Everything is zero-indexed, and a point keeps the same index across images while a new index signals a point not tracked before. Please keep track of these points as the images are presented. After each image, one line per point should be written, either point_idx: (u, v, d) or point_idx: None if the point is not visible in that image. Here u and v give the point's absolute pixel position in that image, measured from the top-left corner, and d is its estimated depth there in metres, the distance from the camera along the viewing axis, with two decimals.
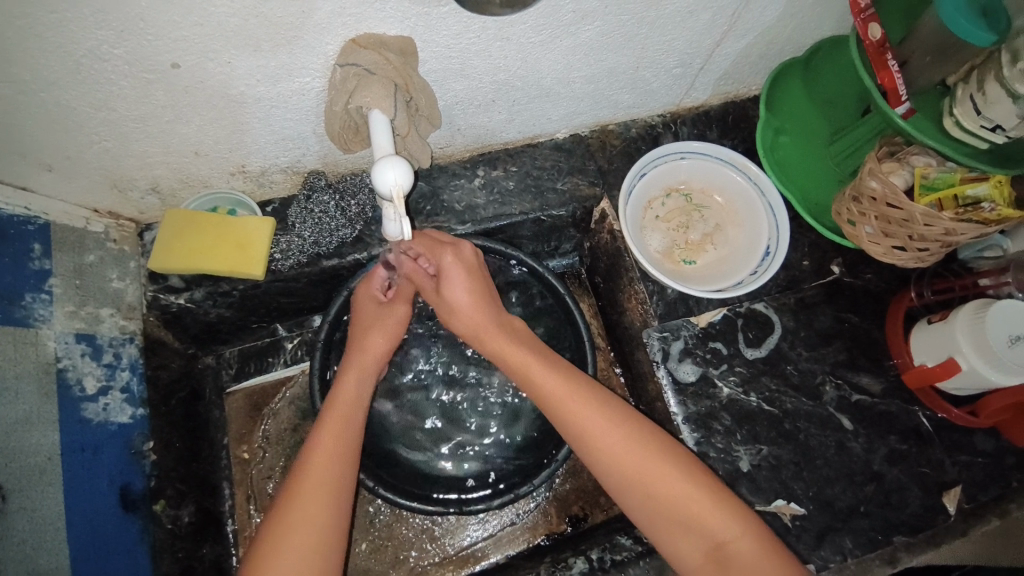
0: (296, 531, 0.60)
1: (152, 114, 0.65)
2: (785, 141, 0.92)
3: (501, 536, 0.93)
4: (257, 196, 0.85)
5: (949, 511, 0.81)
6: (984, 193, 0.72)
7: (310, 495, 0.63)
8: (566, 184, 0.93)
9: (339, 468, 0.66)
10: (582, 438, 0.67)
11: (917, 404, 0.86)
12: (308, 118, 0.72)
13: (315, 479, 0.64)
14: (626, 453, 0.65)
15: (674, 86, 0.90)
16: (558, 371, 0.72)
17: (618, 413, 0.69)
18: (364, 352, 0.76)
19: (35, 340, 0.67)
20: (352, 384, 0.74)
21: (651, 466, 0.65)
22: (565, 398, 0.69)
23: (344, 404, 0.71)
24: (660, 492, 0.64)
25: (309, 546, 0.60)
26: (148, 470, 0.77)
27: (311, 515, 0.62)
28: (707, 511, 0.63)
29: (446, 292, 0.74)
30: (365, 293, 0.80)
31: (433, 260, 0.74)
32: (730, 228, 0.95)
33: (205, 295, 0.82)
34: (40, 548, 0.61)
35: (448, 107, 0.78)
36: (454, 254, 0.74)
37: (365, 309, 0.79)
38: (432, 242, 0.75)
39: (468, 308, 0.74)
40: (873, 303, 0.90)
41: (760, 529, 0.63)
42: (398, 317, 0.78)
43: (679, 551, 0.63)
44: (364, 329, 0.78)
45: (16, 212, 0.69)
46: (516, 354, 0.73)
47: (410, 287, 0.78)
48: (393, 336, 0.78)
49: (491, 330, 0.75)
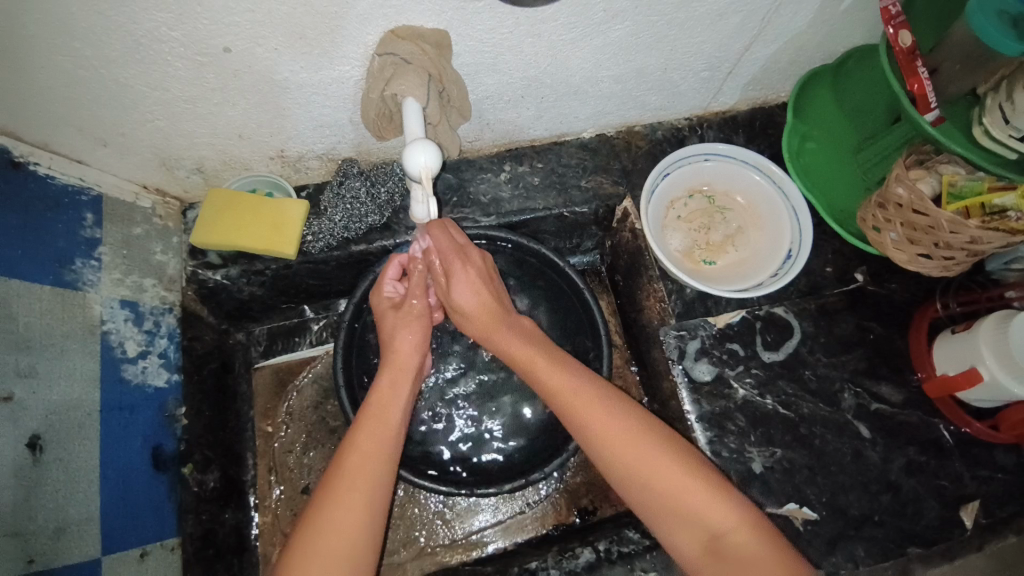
0: (324, 535, 0.62)
1: (203, 96, 0.69)
2: (811, 147, 0.93)
3: (510, 524, 0.95)
4: (293, 181, 0.89)
5: (966, 525, 0.80)
6: (1011, 202, 0.70)
7: (341, 499, 0.64)
8: (590, 182, 0.95)
9: (373, 471, 0.67)
10: (588, 427, 0.68)
11: (938, 416, 0.84)
12: (346, 106, 0.75)
13: (346, 484, 0.65)
14: (631, 445, 0.66)
15: (701, 89, 0.91)
16: (563, 367, 0.74)
17: (625, 405, 0.70)
18: (394, 354, 0.78)
19: (83, 302, 0.71)
20: (387, 385, 0.75)
21: (656, 455, 0.65)
22: (567, 392, 0.71)
23: (377, 411, 0.72)
24: (659, 482, 0.64)
25: (338, 547, 0.61)
26: (178, 434, 0.81)
27: (340, 520, 0.62)
28: (708, 503, 0.63)
29: (454, 294, 0.77)
30: (378, 303, 0.81)
31: (445, 263, 0.77)
32: (752, 232, 0.95)
33: (240, 272, 0.86)
34: (72, 498, 0.65)
35: (479, 100, 0.81)
36: (464, 263, 0.77)
37: (383, 315, 0.81)
38: (451, 240, 0.77)
39: (477, 310, 0.77)
40: (896, 313, 0.89)
41: (766, 532, 0.62)
42: (418, 310, 0.80)
43: (677, 540, 0.63)
44: (392, 330, 0.79)
45: (71, 182, 0.74)
46: (523, 352, 0.76)
47: (420, 285, 0.80)
48: (419, 333, 0.79)
49: (500, 329, 0.77)
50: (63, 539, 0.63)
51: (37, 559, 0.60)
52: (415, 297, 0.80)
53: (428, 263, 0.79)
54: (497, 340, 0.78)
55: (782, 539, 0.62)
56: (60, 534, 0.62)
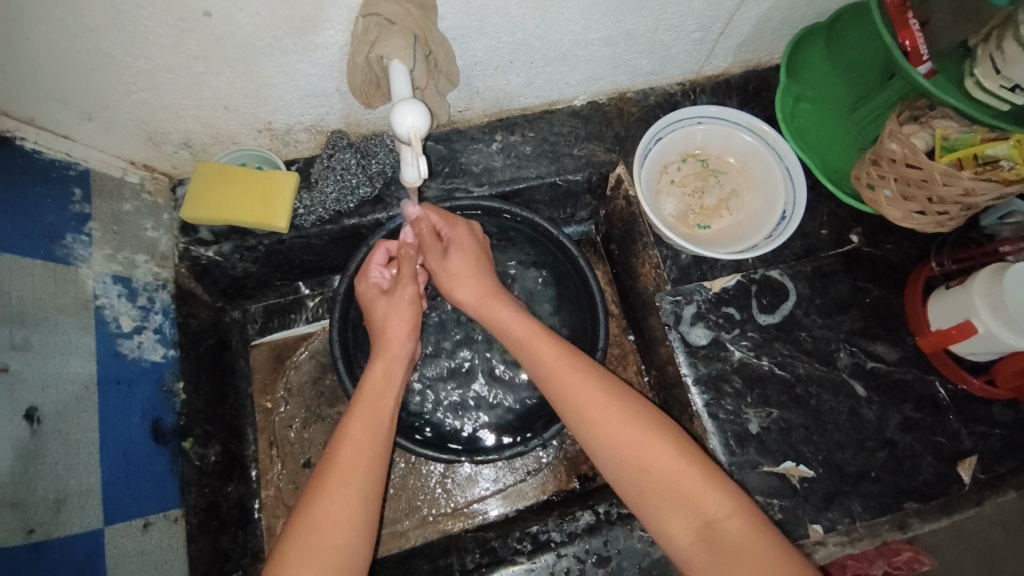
0: (320, 525, 0.61)
1: (186, 65, 0.68)
2: (806, 108, 0.91)
3: (511, 491, 0.96)
4: (282, 155, 0.89)
5: (964, 480, 0.81)
6: (1004, 152, 0.70)
7: (335, 489, 0.63)
8: (583, 150, 0.94)
9: (366, 461, 0.66)
10: (581, 407, 0.68)
11: (935, 373, 0.85)
12: (332, 74, 0.74)
13: (340, 474, 0.64)
14: (623, 430, 0.66)
15: (693, 51, 0.90)
16: (559, 345, 0.74)
17: (617, 387, 0.70)
18: (387, 343, 0.77)
19: (75, 277, 0.71)
20: (381, 372, 0.75)
21: (649, 439, 0.65)
22: (563, 370, 0.71)
23: (370, 399, 0.72)
24: (651, 466, 0.64)
25: (335, 540, 0.60)
26: (177, 408, 0.81)
27: (337, 513, 0.62)
28: (701, 489, 0.62)
29: (449, 260, 0.79)
30: (366, 289, 0.81)
31: (448, 228, 0.81)
32: (747, 194, 0.94)
33: (232, 248, 0.86)
34: (73, 469, 0.65)
35: (467, 67, 0.80)
36: (467, 227, 0.82)
37: (373, 303, 0.80)
38: (445, 215, 0.81)
39: (473, 276, 0.79)
40: (891, 273, 0.89)
41: (756, 518, 0.61)
42: (408, 298, 0.78)
43: (669, 529, 0.62)
44: (382, 320, 0.78)
45: (58, 158, 0.74)
46: (522, 328, 0.75)
47: (411, 267, 0.79)
48: (411, 321, 0.78)
49: (496, 304, 0.77)
50: (63, 509, 0.63)
51: (38, 529, 0.61)
52: (404, 285, 0.79)
53: (419, 238, 0.80)
54: (490, 316, 0.77)
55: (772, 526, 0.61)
56: (60, 505, 0.63)
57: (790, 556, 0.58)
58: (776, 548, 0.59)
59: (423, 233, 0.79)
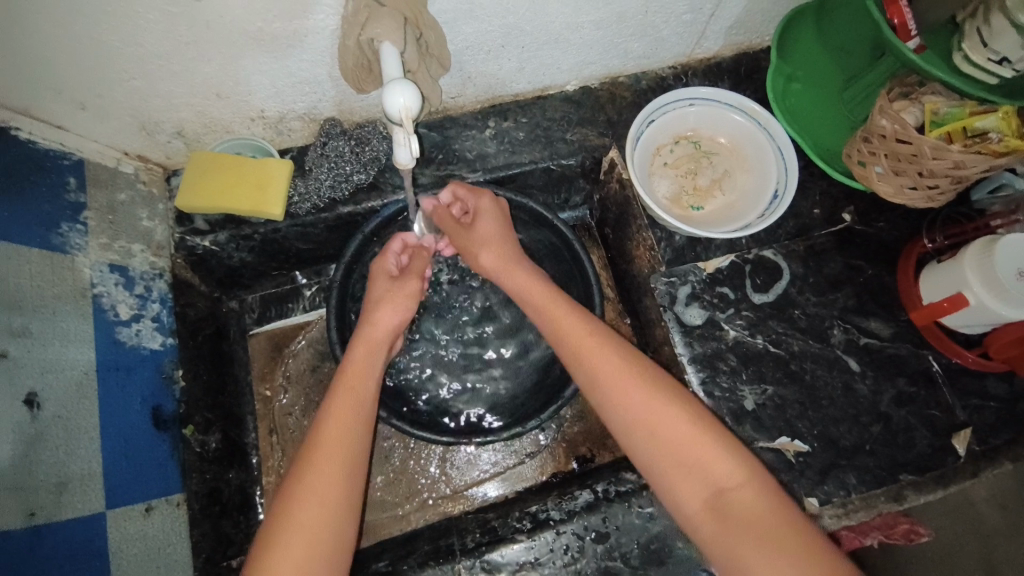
0: (307, 502, 0.61)
1: (177, 51, 0.68)
2: (797, 88, 0.92)
3: (509, 474, 0.96)
4: (276, 144, 0.89)
5: (959, 453, 0.81)
6: (992, 125, 0.71)
7: (322, 465, 0.64)
8: (575, 134, 0.95)
9: (350, 441, 0.66)
10: (595, 370, 0.70)
11: (928, 348, 0.85)
12: (324, 59, 0.74)
13: (325, 452, 0.64)
14: (638, 397, 0.67)
15: (684, 34, 0.90)
16: (578, 311, 0.75)
17: (632, 354, 0.71)
18: (372, 322, 0.78)
19: (71, 265, 0.71)
20: (366, 358, 0.75)
21: (659, 406, 0.66)
22: (581, 335, 0.73)
23: (354, 380, 0.72)
24: (665, 433, 0.65)
25: (322, 520, 0.61)
26: (177, 396, 0.81)
27: (321, 490, 0.62)
28: (711, 455, 0.63)
29: (477, 228, 0.82)
30: (378, 268, 0.82)
31: (473, 201, 0.83)
32: (739, 174, 0.94)
33: (228, 238, 0.87)
34: (75, 454, 0.66)
35: (459, 51, 0.80)
36: (492, 199, 0.83)
37: (377, 280, 0.81)
38: (470, 189, 0.84)
39: (496, 244, 0.81)
40: (884, 250, 0.90)
41: (771, 487, 0.62)
42: (410, 292, 0.80)
43: (679, 496, 0.63)
44: (376, 302, 0.79)
45: (52, 147, 0.74)
46: (541, 292, 0.77)
47: (423, 265, 0.83)
48: (404, 311, 0.79)
49: (516, 268, 0.80)
50: (65, 493, 0.64)
51: (39, 512, 0.61)
52: (409, 281, 0.81)
53: (442, 219, 0.84)
54: (510, 288, 0.81)
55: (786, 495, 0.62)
56: (62, 489, 0.64)
57: (800, 520, 0.60)
58: (785, 513, 0.60)
59: (442, 216, 0.84)
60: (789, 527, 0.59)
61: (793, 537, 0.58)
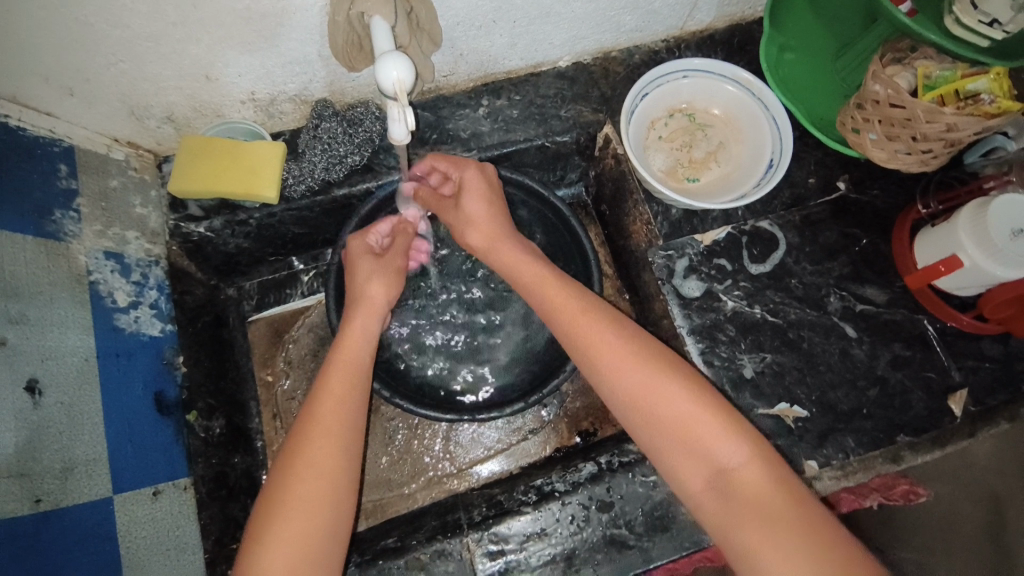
0: (302, 479, 0.62)
1: (164, 32, 0.67)
2: (790, 58, 0.91)
3: (513, 450, 0.97)
4: (268, 128, 0.88)
5: (955, 414, 0.83)
6: (983, 87, 0.72)
7: (316, 442, 0.64)
8: (570, 111, 0.94)
9: (342, 417, 0.66)
10: (591, 348, 0.70)
11: (924, 313, 0.87)
12: (314, 38, 0.73)
13: (320, 428, 0.65)
14: (637, 373, 0.67)
15: (677, 6, 0.89)
16: (573, 291, 0.75)
17: (628, 329, 0.71)
18: (366, 300, 0.78)
19: (66, 252, 0.71)
20: (352, 336, 0.74)
21: (654, 382, 0.66)
22: (576, 313, 0.73)
23: (344, 359, 0.71)
24: (665, 413, 0.65)
25: (319, 495, 0.61)
26: (179, 381, 0.81)
27: (318, 466, 0.62)
28: (715, 433, 0.63)
29: (462, 206, 0.81)
30: (356, 246, 0.81)
31: (456, 173, 0.81)
32: (734, 146, 0.94)
33: (223, 224, 0.86)
34: (78, 440, 0.66)
35: (450, 28, 0.79)
36: (477, 170, 0.80)
37: (358, 259, 0.80)
38: (451, 160, 0.81)
39: (483, 221, 0.80)
40: (878, 218, 0.91)
41: (773, 461, 0.63)
42: (396, 267, 0.82)
43: (682, 475, 0.64)
44: (365, 279, 0.79)
45: (41, 134, 0.73)
46: (532, 272, 0.77)
47: (405, 238, 0.83)
48: (394, 287, 0.81)
49: (503, 241, 0.80)
50: (70, 479, 0.64)
51: (45, 498, 0.61)
52: (396, 257, 0.83)
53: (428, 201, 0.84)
54: (499, 264, 0.80)
55: (786, 469, 0.63)
56: (67, 474, 0.64)
57: (796, 493, 0.61)
58: (783, 487, 0.61)
59: (427, 195, 0.84)
60: (786, 501, 0.60)
61: (790, 512, 0.59)
